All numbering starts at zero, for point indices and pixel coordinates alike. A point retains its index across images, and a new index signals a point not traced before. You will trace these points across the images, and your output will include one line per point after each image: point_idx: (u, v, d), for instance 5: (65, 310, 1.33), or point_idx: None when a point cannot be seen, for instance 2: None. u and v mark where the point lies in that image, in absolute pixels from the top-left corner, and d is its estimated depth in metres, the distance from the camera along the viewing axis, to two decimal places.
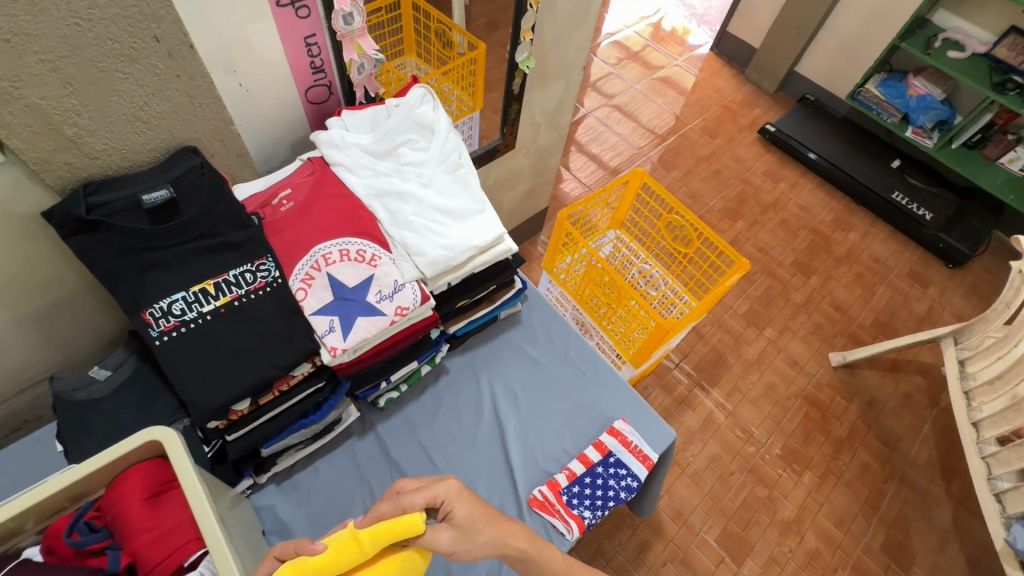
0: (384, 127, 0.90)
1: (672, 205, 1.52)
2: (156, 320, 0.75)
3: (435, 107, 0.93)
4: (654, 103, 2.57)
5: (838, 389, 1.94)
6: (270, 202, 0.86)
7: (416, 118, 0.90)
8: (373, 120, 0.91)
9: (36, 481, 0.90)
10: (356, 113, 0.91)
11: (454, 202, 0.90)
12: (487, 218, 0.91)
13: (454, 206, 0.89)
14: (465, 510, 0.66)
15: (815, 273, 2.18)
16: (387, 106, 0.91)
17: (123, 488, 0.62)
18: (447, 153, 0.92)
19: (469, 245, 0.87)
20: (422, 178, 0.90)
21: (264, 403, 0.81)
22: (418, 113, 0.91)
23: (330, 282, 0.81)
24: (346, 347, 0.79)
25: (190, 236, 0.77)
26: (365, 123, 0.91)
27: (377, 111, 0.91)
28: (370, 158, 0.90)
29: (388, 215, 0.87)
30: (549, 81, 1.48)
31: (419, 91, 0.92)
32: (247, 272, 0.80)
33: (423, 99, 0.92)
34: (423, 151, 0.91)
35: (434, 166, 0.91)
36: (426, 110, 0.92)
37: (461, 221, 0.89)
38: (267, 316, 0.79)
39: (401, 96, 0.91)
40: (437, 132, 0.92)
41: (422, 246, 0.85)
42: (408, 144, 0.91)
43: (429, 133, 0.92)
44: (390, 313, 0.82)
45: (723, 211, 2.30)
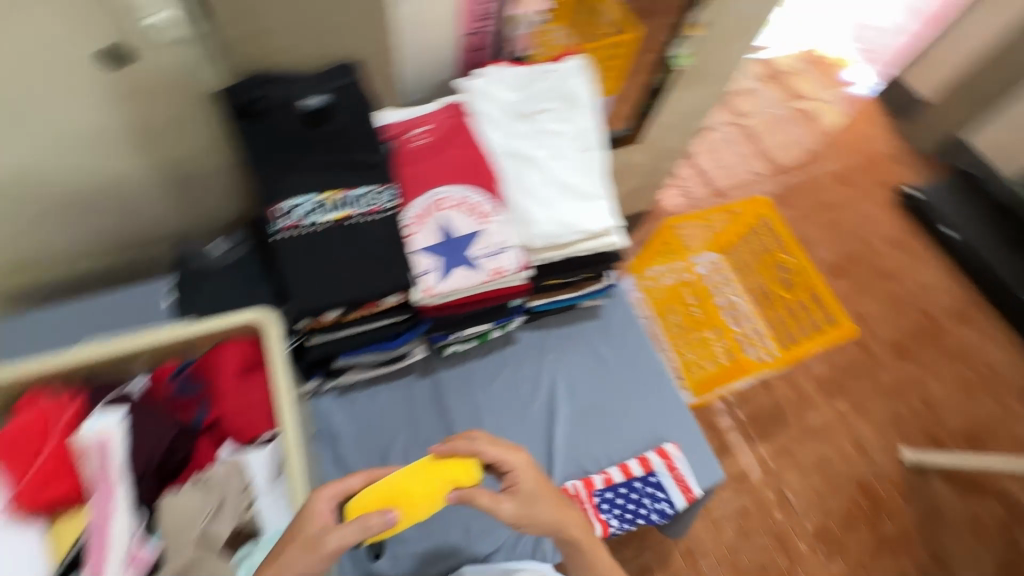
0: (533, 89, 0.90)
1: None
2: (279, 217, 0.81)
3: (586, 82, 0.91)
4: (791, 132, 2.39)
5: (901, 487, 1.78)
6: (405, 134, 0.88)
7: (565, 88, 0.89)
8: (523, 79, 0.91)
9: None
10: (508, 68, 0.91)
11: (578, 181, 0.89)
12: (604, 206, 0.89)
13: (577, 185, 0.88)
14: (529, 486, 0.69)
15: (914, 359, 1.98)
16: (540, 69, 0.90)
17: (221, 357, 0.69)
18: (585, 131, 0.91)
19: (580, 228, 0.86)
20: (554, 148, 0.89)
21: (350, 319, 0.85)
22: (568, 84, 0.90)
23: (441, 225, 0.84)
24: (439, 291, 0.82)
25: (329, 148, 0.82)
26: (514, 80, 0.91)
27: (529, 71, 0.91)
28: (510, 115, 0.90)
29: (512, 176, 0.87)
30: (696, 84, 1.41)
31: (575, 62, 0.91)
32: (368, 194, 0.83)
33: (577, 71, 0.91)
34: (562, 122, 0.90)
35: (568, 140, 0.90)
36: (576, 83, 0.90)
37: (579, 201, 0.88)
38: (375, 241, 0.82)
39: (556, 63, 0.90)
40: (581, 107, 0.90)
41: (536, 215, 0.85)
42: (549, 111, 0.90)
43: (573, 106, 0.90)
44: (488, 272, 0.83)
45: (831, 265, 2.13)
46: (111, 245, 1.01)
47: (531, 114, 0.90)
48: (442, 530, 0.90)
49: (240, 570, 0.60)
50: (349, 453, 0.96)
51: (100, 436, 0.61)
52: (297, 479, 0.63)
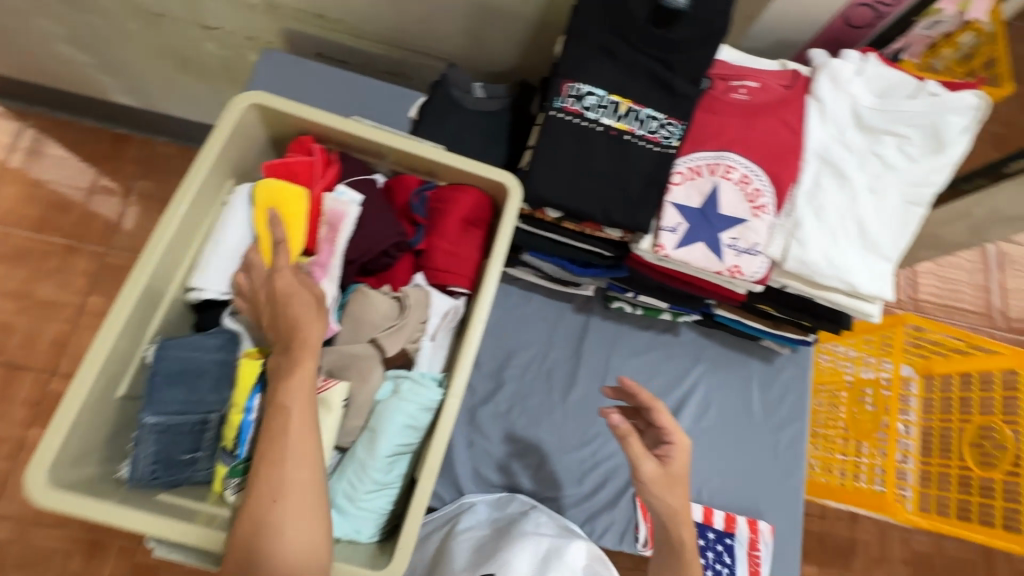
0: (900, 104, 0.74)
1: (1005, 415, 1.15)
2: (566, 95, 0.77)
3: (965, 130, 0.73)
4: None
5: None
6: (728, 81, 0.78)
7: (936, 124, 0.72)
8: (894, 89, 0.75)
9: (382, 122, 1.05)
10: (885, 67, 0.75)
11: (878, 230, 0.74)
12: (885, 271, 0.75)
13: (874, 234, 0.73)
14: (679, 465, 0.72)
15: None
16: (922, 88, 0.74)
17: (458, 196, 0.69)
18: (926, 181, 0.73)
19: (847, 280, 0.74)
20: (878, 181, 0.74)
21: (564, 227, 0.83)
22: (946, 120, 0.73)
23: (709, 192, 0.75)
24: (668, 255, 0.75)
25: (653, 54, 0.76)
26: (883, 84, 0.75)
27: (905, 83, 0.75)
28: (854, 118, 0.75)
29: (814, 184, 0.74)
30: None
31: (970, 101, 0.73)
32: (656, 120, 0.77)
33: (966, 111, 0.73)
34: (906, 156, 0.74)
35: (900, 180, 0.74)
36: (955, 124, 0.73)
37: (865, 252, 0.74)
38: (636, 168, 0.76)
39: (944, 90, 0.74)
40: (941, 153, 0.73)
41: (811, 240, 0.73)
42: (902, 137, 0.74)
43: (933, 147, 0.73)
44: (725, 264, 0.74)
45: None
46: (396, 38, 1.04)
47: (880, 130, 0.74)
48: (521, 451, 0.93)
49: (387, 381, 0.63)
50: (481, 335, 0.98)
51: (338, 207, 0.64)
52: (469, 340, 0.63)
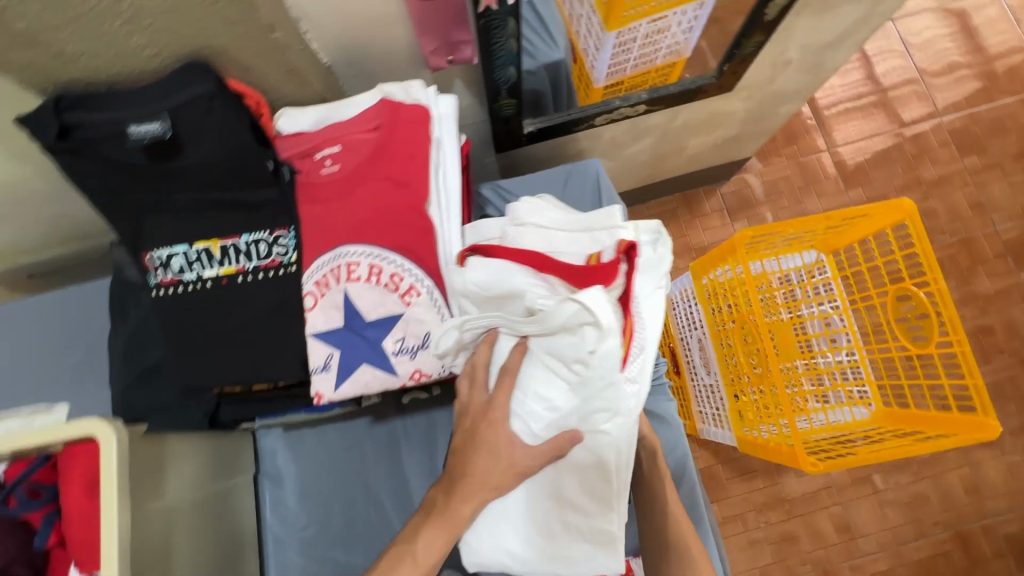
0: (516, 327, 0.55)
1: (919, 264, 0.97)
2: (154, 269, 0.63)
3: (606, 338, 0.50)
4: (1004, 41, 1.80)
5: (1016, 545, 1.52)
6: (312, 154, 0.61)
7: (563, 350, 0.53)
8: (504, 300, 0.56)
9: (89, 330, 0.93)
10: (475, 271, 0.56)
11: (572, 483, 0.61)
12: (604, 536, 0.62)
13: (567, 496, 0.62)
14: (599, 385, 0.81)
15: None
16: (532, 297, 0.53)
17: (70, 467, 0.58)
18: (602, 408, 0.55)
19: (581, 563, 0.63)
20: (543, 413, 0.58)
21: (259, 389, 0.69)
22: (576, 332, 0.51)
23: (344, 302, 0.59)
24: (334, 399, 0.60)
25: (195, 184, 0.59)
26: (486, 294, 0.56)
27: (508, 290, 0.55)
28: (501, 350, 0.60)
29: (494, 403, 0.60)
30: (838, 4, 0.89)
31: (590, 297, 0.49)
32: (261, 243, 0.62)
33: (588, 309, 0.49)
34: (565, 389, 0.56)
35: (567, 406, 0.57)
36: (586, 335, 0.51)
37: (577, 524, 0.62)
38: (268, 310, 0.63)
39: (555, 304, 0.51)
40: (597, 373, 0.53)
41: (504, 399, 0.59)
42: (548, 366, 0.56)
43: (579, 369, 0.53)
44: (405, 377, 0.60)
45: (1011, 242, 1.69)
46: (57, 239, 0.93)
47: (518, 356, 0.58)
48: None
49: None
50: (291, 496, 0.87)
51: None
52: None
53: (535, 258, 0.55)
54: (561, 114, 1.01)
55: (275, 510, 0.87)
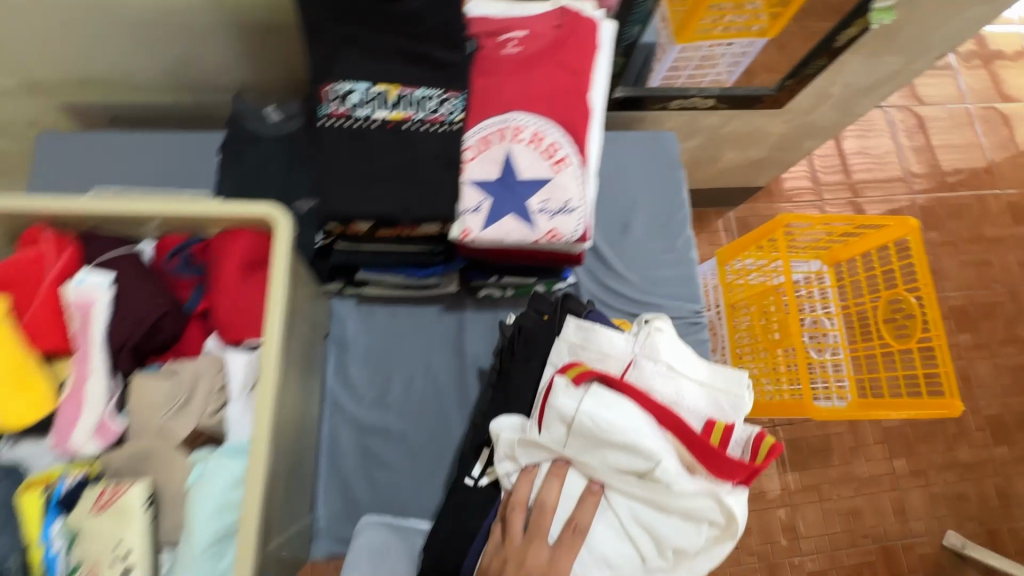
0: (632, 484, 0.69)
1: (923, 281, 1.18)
2: (330, 100, 0.70)
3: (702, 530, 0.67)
4: (974, 143, 2.15)
5: (929, 566, 1.72)
6: (497, 36, 0.72)
7: (664, 511, 0.68)
8: (631, 457, 0.68)
9: (185, 174, 0.96)
10: (619, 421, 0.68)
11: None
12: None
13: None
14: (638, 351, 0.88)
15: (1009, 443, 1.85)
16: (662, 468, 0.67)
17: (228, 245, 0.63)
18: None
19: None
20: (609, 553, 0.69)
21: (381, 234, 0.77)
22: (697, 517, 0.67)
23: (504, 159, 0.70)
24: (478, 237, 0.69)
25: (398, 30, 0.68)
26: (620, 447, 0.68)
27: (646, 456, 0.67)
28: (575, 487, 0.72)
29: (559, 554, 0.69)
30: (883, 52, 1.10)
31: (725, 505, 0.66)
32: (432, 99, 0.70)
33: (722, 511, 0.67)
34: (637, 560, 0.69)
35: (630, 566, 0.69)
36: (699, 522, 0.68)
37: None
38: (426, 156, 0.71)
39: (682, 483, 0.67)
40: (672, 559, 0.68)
41: (570, 561, 0.68)
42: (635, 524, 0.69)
43: (673, 552, 0.68)
44: (541, 231, 0.69)
45: (955, 308, 1.97)
46: (173, 84, 0.97)
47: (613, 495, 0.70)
48: (395, 478, 0.88)
49: (196, 467, 0.57)
50: (354, 362, 0.93)
51: (83, 296, 0.57)
52: (268, 360, 0.58)
53: (672, 422, 0.70)
54: (645, 90, 1.16)
55: (337, 371, 0.92)
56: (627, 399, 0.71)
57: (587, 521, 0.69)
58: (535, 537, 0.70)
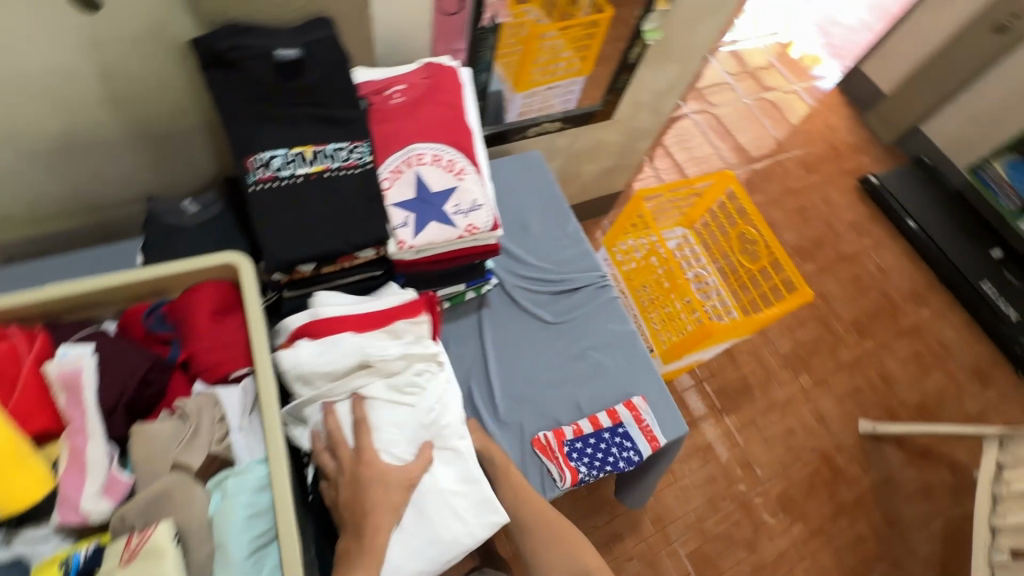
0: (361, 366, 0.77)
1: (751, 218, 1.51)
2: (255, 169, 0.82)
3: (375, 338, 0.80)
4: (760, 126, 2.77)
5: (858, 455, 2.00)
6: (382, 91, 0.90)
7: (387, 357, 0.79)
8: (339, 349, 0.77)
9: None
10: (317, 343, 0.77)
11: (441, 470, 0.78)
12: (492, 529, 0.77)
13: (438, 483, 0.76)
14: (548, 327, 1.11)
15: (872, 337, 2.27)
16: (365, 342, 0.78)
17: (195, 296, 0.70)
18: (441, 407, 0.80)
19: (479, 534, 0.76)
20: (381, 416, 0.77)
21: (326, 272, 0.87)
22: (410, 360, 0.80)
23: (416, 180, 0.87)
24: (413, 245, 0.84)
25: (303, 102, 0.84)
26: (337, 368, 0.77)
27: (351, 352, 0.78)
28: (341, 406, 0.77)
29: (362, 446, 0.73)
30: (665, 62, 1.47)
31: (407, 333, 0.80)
32: (342, 150, 0.85)
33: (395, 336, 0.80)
34: (411, 407, 0.78)
35: (406, 412, 0.78)
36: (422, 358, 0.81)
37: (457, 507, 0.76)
38: (349, 195, 0.84)
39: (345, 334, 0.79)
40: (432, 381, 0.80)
41: (370, 440, 0.74)
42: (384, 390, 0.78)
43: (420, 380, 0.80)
44: (461, 228, 0.86)
45: (795, 247, 2.44)
46: (78, 206, 1.01)
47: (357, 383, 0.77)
48: None
49: (213, 494, 0.62)
50: None
51: (68, 367, 0.61)
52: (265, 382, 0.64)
53: (348, 315, 0.81)
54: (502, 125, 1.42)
55: None
56: (327, 325, 0.79)
57: (360, 412, 0.75)
58: (338, 448, 0.73)
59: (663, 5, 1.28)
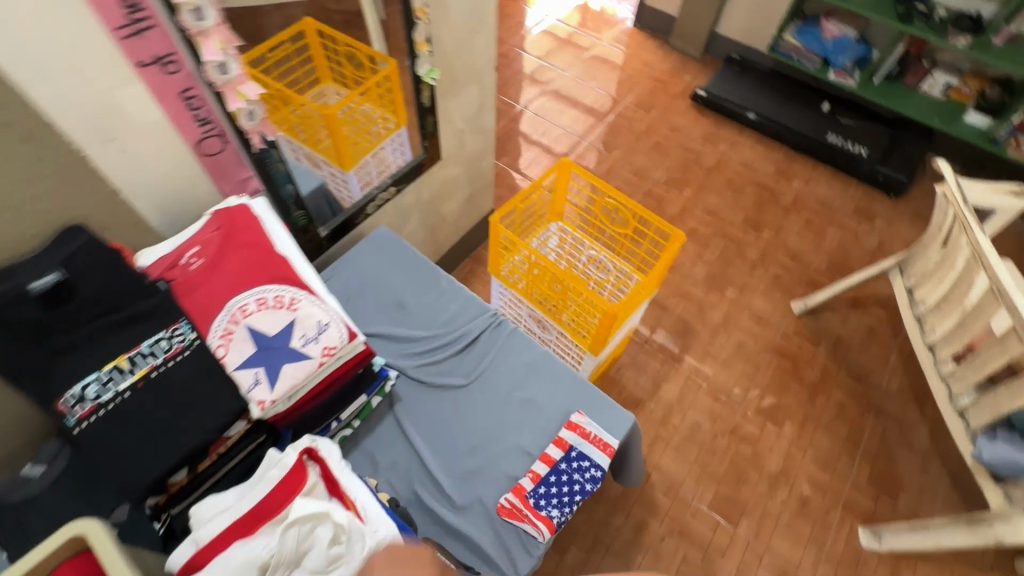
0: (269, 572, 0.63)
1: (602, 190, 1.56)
2: (71, 409, 0.72)
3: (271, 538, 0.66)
4: (589, 89, 2.90)
5: (805, 334, 2.12)
6: (177, 263, 0.84)
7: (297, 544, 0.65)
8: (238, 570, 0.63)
9: None
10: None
11: None
12: None
13: None
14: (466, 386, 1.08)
15: (766, 226, 2.42)
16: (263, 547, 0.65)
17: None
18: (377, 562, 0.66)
19: None
20: None
21: (203, 469, 0.80)
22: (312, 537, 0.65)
23: (250, 333, 0.81)
24: (274, 400, 0.79)
25: (94, 314, 0.76)
26: None
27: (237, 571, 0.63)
28: None
29: None
30: (460, 88, 1.50)
31: (299, 508, 0.67)
32: (161, 340, 0.78)
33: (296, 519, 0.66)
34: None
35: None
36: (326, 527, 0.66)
37: None
38: (189, 381, 0.77)
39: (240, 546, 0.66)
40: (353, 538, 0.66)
41: None
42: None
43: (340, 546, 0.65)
44: (318, 355, 0.82)
45: (668, 180, 2.56)
46: None
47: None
48: None
49: None
50: None
51: None
52: None
53: (237, 527, 0.68)
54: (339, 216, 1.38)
55: None
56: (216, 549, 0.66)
57: None
58: None
59: (426, 47, 1.26)
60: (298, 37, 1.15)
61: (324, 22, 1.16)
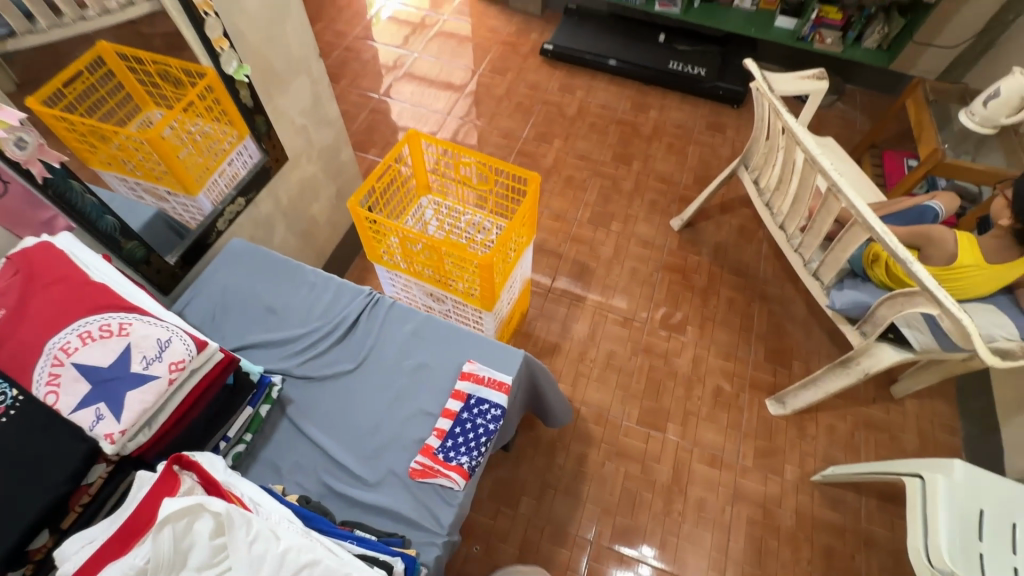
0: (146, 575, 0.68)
1: (457, 153, 1.58)
2: None
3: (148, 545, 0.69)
4: (442, 65, 2.90)
5: (688, 246, 2.29)
6: None
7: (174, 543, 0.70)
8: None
9: None
10: None
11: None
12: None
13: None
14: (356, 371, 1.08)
15: (634, 158, 2.57)
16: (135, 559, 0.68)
17: None
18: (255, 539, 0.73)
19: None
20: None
21: (69, 526, 0.74)
22: (190, 532, 0.71)
23: (79, 370, 0.77)
24: (124, 429, 0.76)
25: None
26: None
27: None
28: None
29: None
30: (285, 82, 1.44)
31: (170, 507, 0.71)
32: None
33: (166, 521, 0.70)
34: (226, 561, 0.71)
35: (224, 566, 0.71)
36: (203, 518, 0.72)
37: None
38: (23, 439, 0.70)
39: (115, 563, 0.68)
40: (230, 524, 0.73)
41: None
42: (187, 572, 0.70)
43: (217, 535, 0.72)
44: (165, 373, 0.80)
45: (536, 136, 2.64)
46: None
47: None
48: None
49: None
50: None
51: None
52: None
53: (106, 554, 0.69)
54: (188, 238, 1.30)
55: None
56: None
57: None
58: None
59: (225, 43, 1.20)
60: (93, 64, 1.05)
61: (119, 46, 1.07)
